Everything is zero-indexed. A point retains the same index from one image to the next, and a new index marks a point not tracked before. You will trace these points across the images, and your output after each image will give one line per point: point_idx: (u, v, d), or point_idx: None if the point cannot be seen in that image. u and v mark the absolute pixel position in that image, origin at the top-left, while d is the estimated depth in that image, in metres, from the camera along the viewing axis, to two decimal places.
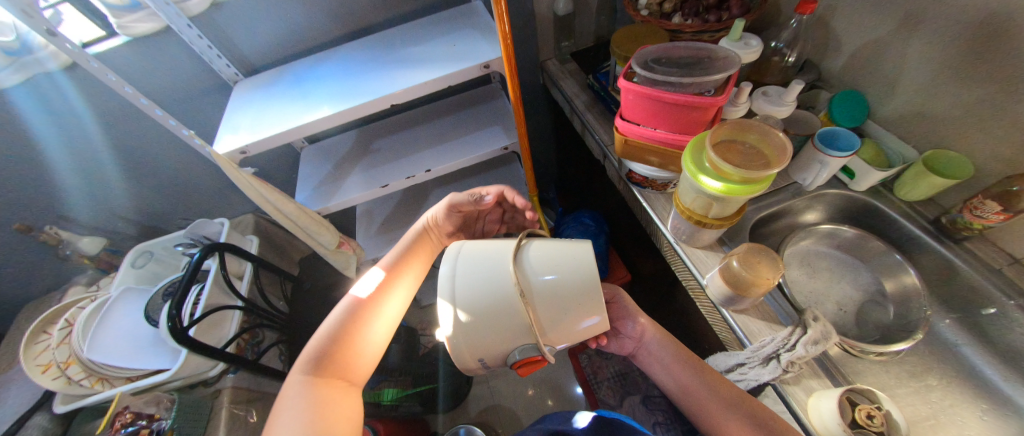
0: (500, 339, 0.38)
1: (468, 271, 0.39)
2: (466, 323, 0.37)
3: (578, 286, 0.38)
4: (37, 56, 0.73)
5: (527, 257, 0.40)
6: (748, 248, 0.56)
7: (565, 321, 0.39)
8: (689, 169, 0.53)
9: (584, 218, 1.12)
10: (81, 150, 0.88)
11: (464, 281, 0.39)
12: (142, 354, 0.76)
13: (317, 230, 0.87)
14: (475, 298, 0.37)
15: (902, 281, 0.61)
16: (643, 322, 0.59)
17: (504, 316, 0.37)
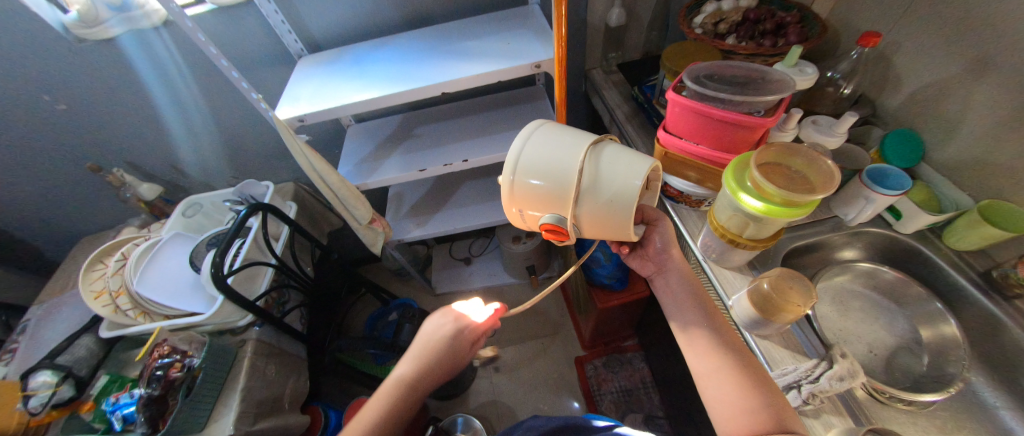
0: (543, 201, 0.46)
1: (544, 141, 0.46)
2: (522, 178, 0.45)
3: (624, 186, 0.44)
4: (142, 13, 0.81)
5: (598, 153, 0.45)
6: (780, 272, 0.56)
7: (598, 212, 0.46)
8: (730, 186, 0.53)
9: None
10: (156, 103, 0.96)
11: (540, 139, 0.46)
12: (183, 295, 0.82)
13: (354, 204, 0.92)
14: (537, 164, 0.45)
15: (941, 330, 0.58)
16: (675, 253, 0.58)
17: (556, 187, 0.45)
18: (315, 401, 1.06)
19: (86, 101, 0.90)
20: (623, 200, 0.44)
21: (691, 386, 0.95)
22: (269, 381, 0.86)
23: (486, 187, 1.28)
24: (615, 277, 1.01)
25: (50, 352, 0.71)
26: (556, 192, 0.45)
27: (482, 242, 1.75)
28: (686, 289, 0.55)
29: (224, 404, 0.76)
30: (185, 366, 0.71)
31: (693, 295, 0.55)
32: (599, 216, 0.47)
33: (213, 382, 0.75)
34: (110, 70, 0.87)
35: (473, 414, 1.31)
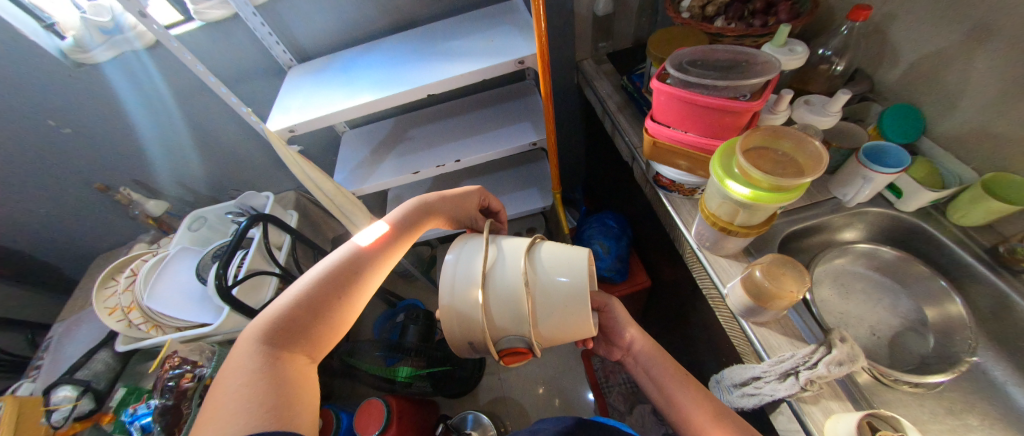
0: (499, 323, 0.46)
1: (474, 259, 0.47)
2: (464, 307, 0.45)
3: (569, 288, 0.46)
4: (127, 36, 0.83)
5: (539, 257, 0.48)
6: (773, 258, 0.54)
7: (553, 316, 0.47)
8: (717, 173, 0.52)
9: (607, 219, 1.09)
10: (155, 120, 0.99)
11: (470, 257, 0.48)
12: (192, 307, 0.85)
13: (351, 209, 0.93)
14: (479, 284, 0.45)
15: (947, 310, 0.56)
16: (632, 333, 0.61)
17: (505, 303, 0.45)
18: (326, 405, 1.09)
19: (89, 125, 0.93)
20: (571, 294, 0.45)
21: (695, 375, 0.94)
22: None
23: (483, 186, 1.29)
24: (615, 269, 1.01)
25: (68, 368, 0.75)
26: (507, 308, 0.45)
27: None
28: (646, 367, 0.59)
29: None
30: (197, 376, 0.73)
31: (653, 375, 0.58)
32: (557, 319, 0.46)
33: None
34: (109, 91, 0.89)
35: (482, 411, 1.33)
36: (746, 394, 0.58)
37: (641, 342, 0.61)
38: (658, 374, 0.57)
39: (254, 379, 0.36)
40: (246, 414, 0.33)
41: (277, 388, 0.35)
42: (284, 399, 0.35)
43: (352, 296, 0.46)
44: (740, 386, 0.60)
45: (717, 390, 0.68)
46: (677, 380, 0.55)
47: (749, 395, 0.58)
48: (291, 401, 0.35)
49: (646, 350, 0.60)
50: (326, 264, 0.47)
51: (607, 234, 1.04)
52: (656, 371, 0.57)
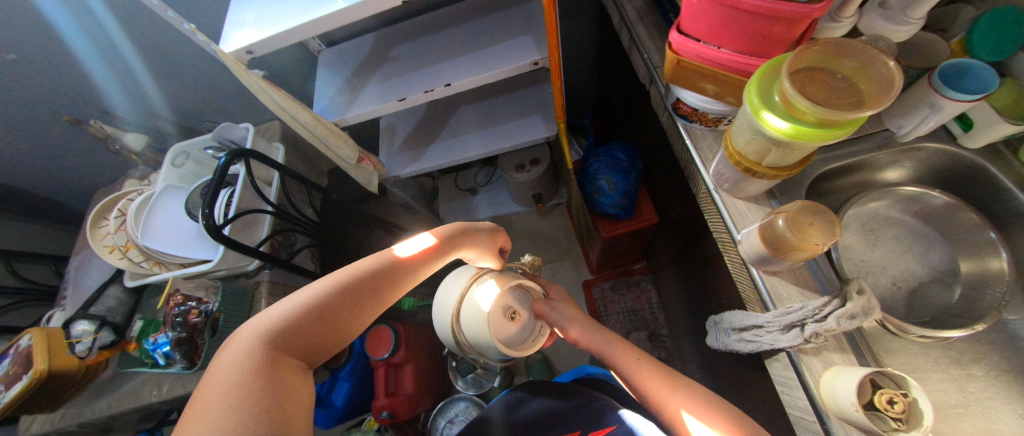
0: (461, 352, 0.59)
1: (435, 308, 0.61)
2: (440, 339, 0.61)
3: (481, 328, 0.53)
4: None
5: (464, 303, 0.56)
6: (802, 204, 0.47)
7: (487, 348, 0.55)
8: (752, 102, 0.43)
9: (616, 152, 0.97)
10: (102, 41, 0.87)
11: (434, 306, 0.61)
12: (190, 245, 0.84)
13: (336, 143, 0.86)
14: (439, 329, 0.60)
15: (986, 264, 0.51)
16: (572, 326, 0.59)
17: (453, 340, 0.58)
18: None
19: (29, 47, 0.82)
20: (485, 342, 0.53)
21: (694, 310, 0.95)
22: None
23: (482, 114, 1.17)
24: (621, 206, 0.94)
25: (82, 304, 0.78)
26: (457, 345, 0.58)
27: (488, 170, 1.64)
28: (597, 350, 0.58)
29: None
30: (203, 311, 0.76)
31: (607, 358, 0.56)
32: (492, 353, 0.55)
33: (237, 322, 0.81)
34: (35, 5, 0.76)
35: None
36: (744, 339, 0.57)
37: (584, 332, 0.59)
38: (607, 355, 0.56)
39: (256, 381, 0.33)
40: (245, 421, 0.30)
41: (279, 396, 0.33)
42: (287, 408, 0.33)
43: (363, 310, 0.45)
44: (738, 331, 0.60)
45: (715, 331, 0.68)
46: (630, 356, 0.53)
47: (747, 341, 0.57)
48: (288, 416, 0.32)
49: (591, 334, 0.59)
50: (360, 265, 0.47)
51: (617, 169, 0.94)
52: (607, 355, 0.56)
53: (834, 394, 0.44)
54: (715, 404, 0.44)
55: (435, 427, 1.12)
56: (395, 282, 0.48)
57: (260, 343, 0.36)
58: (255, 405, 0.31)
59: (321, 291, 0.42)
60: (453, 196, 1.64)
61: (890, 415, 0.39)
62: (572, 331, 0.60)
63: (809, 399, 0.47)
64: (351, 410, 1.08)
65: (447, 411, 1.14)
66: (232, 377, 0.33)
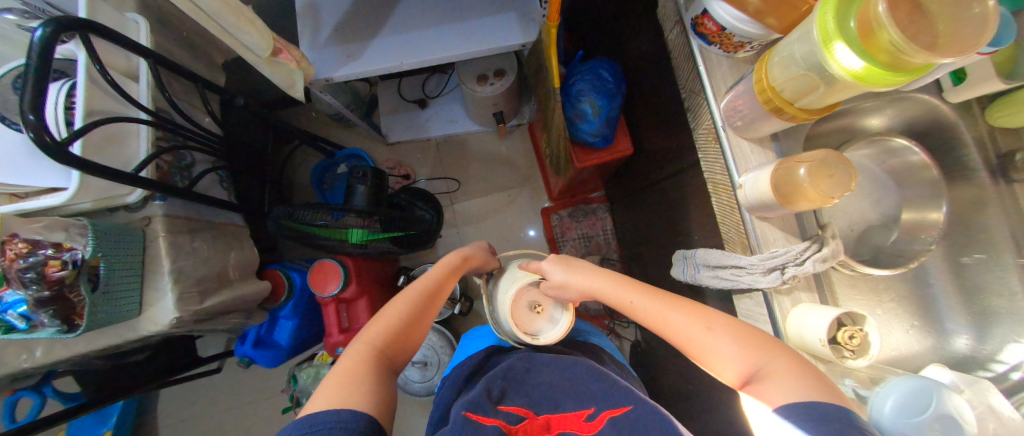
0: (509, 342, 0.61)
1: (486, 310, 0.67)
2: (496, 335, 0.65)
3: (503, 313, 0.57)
4: None
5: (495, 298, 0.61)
6: (825, 154, 0.43)
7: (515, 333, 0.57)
8: (827, 25, 0.35)
9: (600, 70, 0.86)
10: None
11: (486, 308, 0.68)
12: (21, 167, 0.56)
13: (240, 25, 0.59)
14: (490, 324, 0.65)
15: (925, 216, 0.58)
16: (570, 274, 0.60)
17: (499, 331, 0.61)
18: (272, 265, 1.01)
19: None
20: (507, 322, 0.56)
21: (653, 241, 1.00)
22: (203, 258, 0.75)
23: (440, 3, 0.91)
24: (601, 134, 0.86)
25: None
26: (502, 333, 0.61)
27: (440, 77, 1.38)
28: (606, 296, 0.59)
29: (154, 287, 0.66)
30: (71, 262, 0.55)
31: (608, 297, 0.58)
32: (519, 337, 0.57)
33: (127, 267, 0.63)
34: None
35: None
36: (719, 276, 0.60)
37: (595, 280, 0.59)
38: (613, 298, 0.57)
39: (351, 392, 0.41)
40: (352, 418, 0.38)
41: (370, 400, 0.41)
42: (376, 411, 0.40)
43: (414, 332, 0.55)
44: (712, 268, 0.62)
45: (684, 265, 0.71)
46: (639, 295, 0.55)
47: (722, 279, 0.59)
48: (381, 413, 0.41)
49: (583, 279, 0.59)
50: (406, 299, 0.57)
51: (600, 91, 0.84)
52: (614, 297, 0.58)
53: (801, 328, 0.49)
54: (723, 329, 0.47)
55: None
56: (431, 307, 0.58)
57: (348, 369, 0.45)
58: (346, 397, 0.40)
59: (391, 316, 0.53)
60: (397, 108, 1.39)
61: (848, 347, 0.45)
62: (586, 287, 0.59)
63: (774, 330, 0.53)
64: (298, 346, 1.01)
65: None
66: (332, 389, 0.42)
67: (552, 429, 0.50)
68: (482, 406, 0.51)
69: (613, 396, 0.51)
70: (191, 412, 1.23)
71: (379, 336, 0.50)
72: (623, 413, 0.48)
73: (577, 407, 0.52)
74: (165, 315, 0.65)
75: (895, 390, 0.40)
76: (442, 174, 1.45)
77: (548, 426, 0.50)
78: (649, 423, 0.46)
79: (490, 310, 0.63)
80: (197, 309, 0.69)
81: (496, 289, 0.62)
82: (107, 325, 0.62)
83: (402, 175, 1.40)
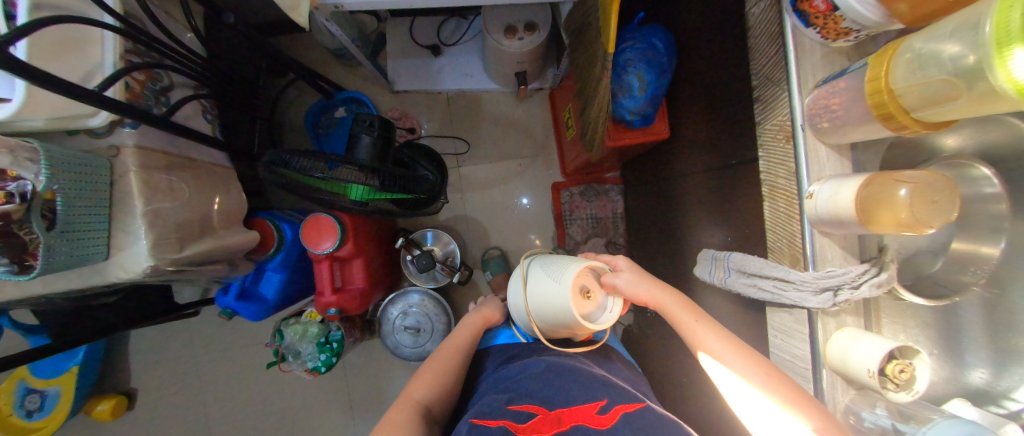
0: (548, 331, 0.59)
1: (517, 295, 0.64)
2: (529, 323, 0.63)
3: (553, 301, 0.53)
4: None
5: (539, 283, 0.57)
6: (929, 177, 0.38)
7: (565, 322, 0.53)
8: (1005, 22, 0.28)
9: (653, 39, 0.76)
10: None
11: (514, 292, 0.65)
12: None
13: None
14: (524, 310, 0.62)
15: (978, 249, 0.55)
16: (638, 280, 0.58)
17: (539, 318, 0.58)
18: (261, 214, 0.92)
19: None
20: (559, 309, 0.52)
21: (669, 233, 0.96)
22: (183, 200, 0.65)
23: None
24: (641, 113, 0.78)
25: None
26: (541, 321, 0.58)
27: (458, 22, 1.23)
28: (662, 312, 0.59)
29: (124, 230, 0.57)
30: (19, 194, 0.45)
31: (669, 315, 0.58)
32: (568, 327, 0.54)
33: (90, 204, 0.53)
34: None
35: (443, 225, 1.32)
36: (757, 286, 0.57)
37: (664, 293, 0.59)
38: (674, 316, 0.57)
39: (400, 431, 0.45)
40: None
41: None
42: None
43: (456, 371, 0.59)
44: (749, 276, 0.59)
45: (712, 266, 0.68)
46: (696, 319, 0.55)
47: (761, 290, 0.56)
48: None
49: (655, 287, 0.59)
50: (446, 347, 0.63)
51: (650, 63, 0.75)
52: (672, 315, 0.58)
53: (843, 353, 0.47)
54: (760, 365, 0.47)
55: (386, 316, 1.09)
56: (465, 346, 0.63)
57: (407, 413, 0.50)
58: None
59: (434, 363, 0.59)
60: (407, 52, 1.25)
61: (895, 382, 0.43)
62: (649, 299, 0.58)
63: (810, 350, 0.51)
64: (286, 301, 0.95)
65: (399, 302, 1.11)
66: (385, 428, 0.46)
67: (564, 423, 0.45)
68: (491, 409, 0.47)
69: (620, 394, 0.49)
70: (166, 354, 1.18)
71: (428, 378, 0.56)
72: (636, 408, 0.46)
73: (587, 398, 0.48)
74: (138, 262, 0.57)
75: (941, 433, 0.39)
76: (450, 133, 1.34)
77: (560, 419, 0.45)
78: (666, 426, 0.43)
79: (534, 287, 0.58)
80: (175, 258, 0.61)
81: (548, 266, 0.58)
82: (68, 268, 0.54)
83: (408, 127, 1.29)
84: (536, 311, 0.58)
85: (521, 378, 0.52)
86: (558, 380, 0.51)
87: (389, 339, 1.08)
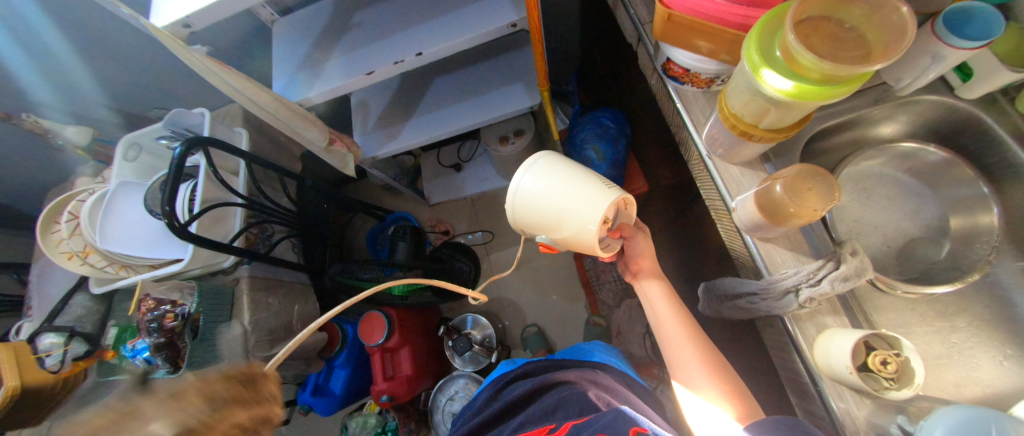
0: (533, 225, 0.51)
1: (536, 173, 0.49)
2: (514, 207, 0.51)
3: (584, 212, 0.46)
4: None
5: (579, 185, 0.47)
6: (800, 169, 0.45)
7: (573, 235, 0.48)
8: (751, 59, 0.39)
9: (603, 119, 0.94)
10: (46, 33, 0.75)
11: (540, 164, 0.49)
12: (158, 244, 0.79)
13: (303, 126, 0.80)
14: (529, 197, 0.49)
15: (976, 220, 0.51)
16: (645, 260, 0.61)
17: (541, 213, 0.49)
18: (331, 318, 1.15)
19: None
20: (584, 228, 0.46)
21: (683, 276, 0.96)
22: (275, 311, 0.90)
23: (461, 86, 1.09)
24: (610, 176, 0.91)
25: (47, 316, 0.73)
26: (540, 215, 0.49)
27: (472, 144, 1.58)
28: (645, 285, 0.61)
29: (235, 337, 0.81)
30: (179, 315, 0.71)
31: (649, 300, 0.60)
32: (571, 241, 0.49)
33: (218, 321, 0.78)
34: None
35: (482, 310, 1.43)
36: (737, 307, 0.56)
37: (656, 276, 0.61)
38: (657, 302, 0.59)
39: None
40: None
41: None
42: None
43: None
44: (730, 298, 0.58)
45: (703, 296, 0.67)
46: (666, 302, 0.59)
47: (740, 308, 0.56)
48: None
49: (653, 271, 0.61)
50: None
51: (604, 137, 0.91)
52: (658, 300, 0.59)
53: (827, 356, 0.44)
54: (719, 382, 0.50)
55: (436, 404, 1.15)
56: None
57: None
58: None
59: None
60: (437, 174, 1.59)
61: (884, 376, 0.39)
62: (644, 264, 0.61)
63: (803, 362, 0.47)
64: (351, 395, 1.09)
65: (447, 388, 1.17)
66: None
67: None
68: None
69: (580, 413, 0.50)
70: None
71: None
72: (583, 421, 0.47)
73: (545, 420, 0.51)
74: (242, 359, 0.78)
75: (943, 423, 0.34)
76: (479, 227, 1.56)
77: None
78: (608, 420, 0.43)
79: (579, 165, 0.50)
80: None
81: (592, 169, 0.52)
82: (200, 368, 0.76)
83: (443, 231, 1.56)
84: (554, 193, 0.48)
85: (496, 414, 0.58)
86: (527, 412, 0.55)
87: (439, 428, 1.12)
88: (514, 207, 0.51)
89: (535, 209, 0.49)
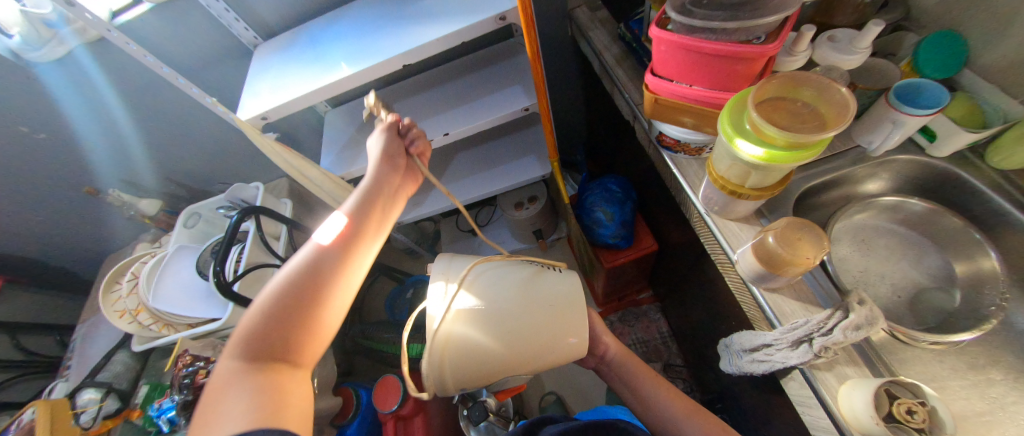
0: (488, 357, 0.45)
1: (465, 290, 0.45)
2: (456, 344, 0.44)
3: (547, 302, 0.47)
4: (60, 32, 0.75)
5: (518, 282, 0.47)
6: (789, 222, 0.50)
7: (543, 336, 0.46)
8: (726, 132, 0.46)
9: (610, 184, 1.03)
10: None
11: (465, 280, 0.46)
12: (198, 304, 0.84)
13: (341, 194, 0.91)
14: (473, 322, 0.44)
15: (979, 264, 0.53)
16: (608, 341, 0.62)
17: (493, 332, 0.45)
18: (347, 382, 1.14)
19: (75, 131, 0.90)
20: (556, 315, 0.47)
21: (703, 335, 0.94)
22: None
23: (480, 158, 1.23)
24: (620, 235, 0.96)
25: (90, 372, 0.79)
26: (493, 335, 0.44)
27: (489, 209, 1.69)
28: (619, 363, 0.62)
29: None
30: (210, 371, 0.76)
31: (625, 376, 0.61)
32: (541, 344, 0.46)
33: None
34: (55, 94, 0.83)
35: None
36: (756, 360, 0.56)
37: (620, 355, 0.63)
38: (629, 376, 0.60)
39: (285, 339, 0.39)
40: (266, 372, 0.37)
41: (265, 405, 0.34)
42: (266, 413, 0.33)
43: None
44: (749, 352, 0.59)
45: (727, 354, 0.66)
46: (655, 386, 0.58)
47: (759, 361, 0.56)
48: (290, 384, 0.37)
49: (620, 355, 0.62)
50: None
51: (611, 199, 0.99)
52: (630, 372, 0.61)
53: (852, 407, 0.43)
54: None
55: None
56: None
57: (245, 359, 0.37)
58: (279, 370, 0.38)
59: None
60: (455, 238, 1.68)
61: (913, 427, 0.38)
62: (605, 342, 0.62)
63: (829, 414, 0.46)
64: None
65: None
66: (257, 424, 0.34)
67: None
68: None
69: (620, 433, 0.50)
70: None
71: None
72: None
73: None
74: None
75: None
76: None
77: None
78: None
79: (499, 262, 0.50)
80: None
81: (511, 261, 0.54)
82: None
83: None
84: (500, 299, 0.46)
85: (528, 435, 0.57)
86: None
87: None
88: (459, 344, 0.44)
89: (484, 331, 0.44)
